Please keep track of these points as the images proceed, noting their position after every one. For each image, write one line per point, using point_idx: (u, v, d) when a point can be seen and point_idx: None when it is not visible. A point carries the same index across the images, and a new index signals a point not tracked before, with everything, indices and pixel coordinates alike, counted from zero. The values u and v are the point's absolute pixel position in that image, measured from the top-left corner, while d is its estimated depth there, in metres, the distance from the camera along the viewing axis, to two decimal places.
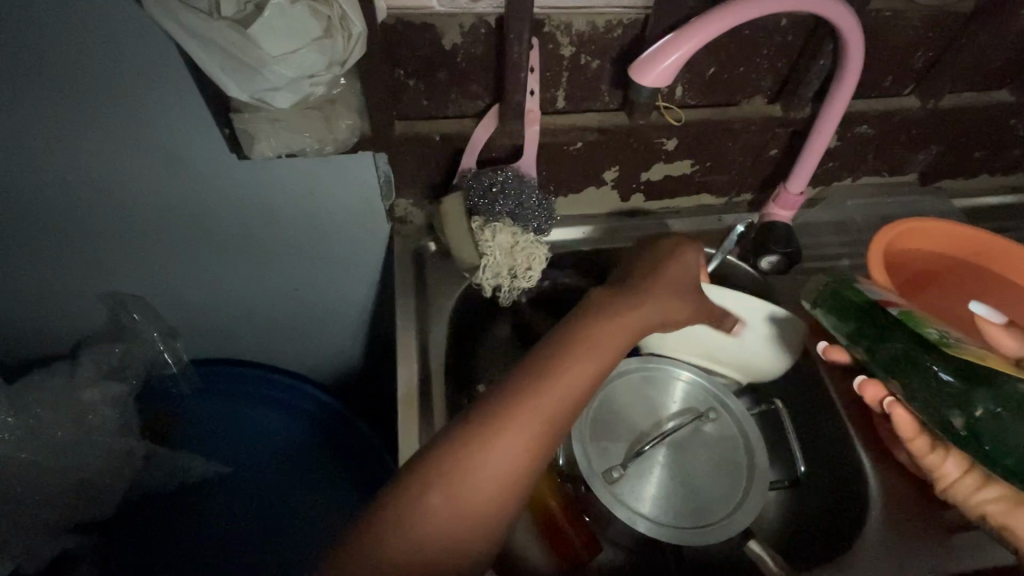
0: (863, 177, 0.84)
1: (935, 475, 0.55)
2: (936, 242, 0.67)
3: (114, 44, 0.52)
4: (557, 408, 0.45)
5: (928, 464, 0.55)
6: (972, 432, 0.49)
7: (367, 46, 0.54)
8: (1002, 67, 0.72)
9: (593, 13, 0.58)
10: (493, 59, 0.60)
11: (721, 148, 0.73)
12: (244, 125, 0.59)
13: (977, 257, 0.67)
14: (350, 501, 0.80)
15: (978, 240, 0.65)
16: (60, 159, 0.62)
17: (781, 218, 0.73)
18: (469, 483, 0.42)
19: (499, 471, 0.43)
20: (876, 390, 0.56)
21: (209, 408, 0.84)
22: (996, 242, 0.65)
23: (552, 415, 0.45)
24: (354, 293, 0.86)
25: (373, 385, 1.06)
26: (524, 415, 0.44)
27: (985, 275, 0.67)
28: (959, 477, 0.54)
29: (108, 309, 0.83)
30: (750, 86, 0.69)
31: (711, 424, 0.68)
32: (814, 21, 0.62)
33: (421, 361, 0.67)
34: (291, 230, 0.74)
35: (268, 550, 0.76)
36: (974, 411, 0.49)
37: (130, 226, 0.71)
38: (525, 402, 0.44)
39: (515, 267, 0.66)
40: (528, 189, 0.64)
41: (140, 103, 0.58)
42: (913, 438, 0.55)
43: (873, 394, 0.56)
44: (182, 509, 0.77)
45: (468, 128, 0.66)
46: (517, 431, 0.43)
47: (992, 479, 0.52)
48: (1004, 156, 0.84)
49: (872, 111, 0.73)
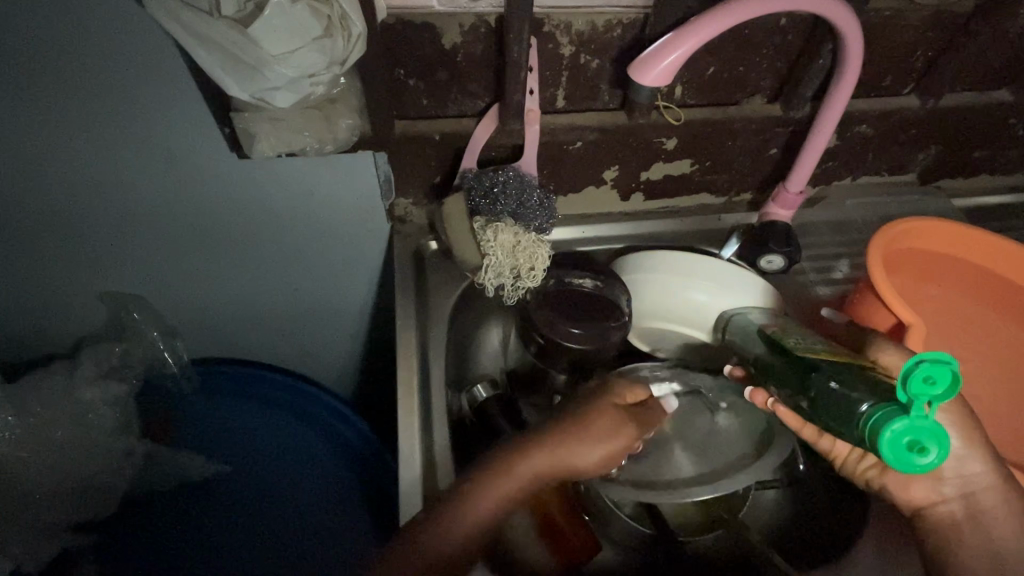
0: (863, 176, 0.84)
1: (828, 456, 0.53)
2: (941, 243, 0.67)
3: (115, 42, 0.52)
4: (489, 506, 0.50)
5: (821, 449, 0.53)
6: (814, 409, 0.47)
7: (366, 45, 0.54)
8: (1002, 66, 0.72)
9: (593, 13, 0.58)
10: (493, 58, 0.60)
11: (721, 148, 0.74)
12: (245, 124, 0.59)
13: (984, 259, 0.66)
14: (350, 500, 0.80)
15: (986, 241, 0.65)
16: (61, 159, 0.63)
17: (781, 218, 0.73)
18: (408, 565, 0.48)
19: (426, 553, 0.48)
20: (762, 395, 0.53)
21: (208, 408, 0.84)
22: (1005, 245, 0.64)
23: (485, 509, 0.50)
24: (354, 292, 0.86)
25: (374, 385, 1.06)
26: (462, 515, 0.49)
27: (994, 278, 0.67)
28: (848, 453, 0.52)
29: (108, 308, 0.83)
30: (749, 86, 0.69)
31: (722, 414, 0.66)
32: (813, 20, 0.62)
33: (422, 360, 0.67)
34: (291, 231, 0.74)
35: (267, 549, 0.76)
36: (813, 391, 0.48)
37: (131, 225, 0.71)
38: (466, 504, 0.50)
39: (518, 267, 0.64)
40: (529, 189, 0.65)
41: (140, 103, 0.58)
42: (802, 430, 0.52)
43: (761, 398, 0.53)
44: (180, 508, 0.77)
45: (467, 128, 0.66)
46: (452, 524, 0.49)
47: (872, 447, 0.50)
48: (1002, 156, 0.84)
49: (872, 111, 0.73)
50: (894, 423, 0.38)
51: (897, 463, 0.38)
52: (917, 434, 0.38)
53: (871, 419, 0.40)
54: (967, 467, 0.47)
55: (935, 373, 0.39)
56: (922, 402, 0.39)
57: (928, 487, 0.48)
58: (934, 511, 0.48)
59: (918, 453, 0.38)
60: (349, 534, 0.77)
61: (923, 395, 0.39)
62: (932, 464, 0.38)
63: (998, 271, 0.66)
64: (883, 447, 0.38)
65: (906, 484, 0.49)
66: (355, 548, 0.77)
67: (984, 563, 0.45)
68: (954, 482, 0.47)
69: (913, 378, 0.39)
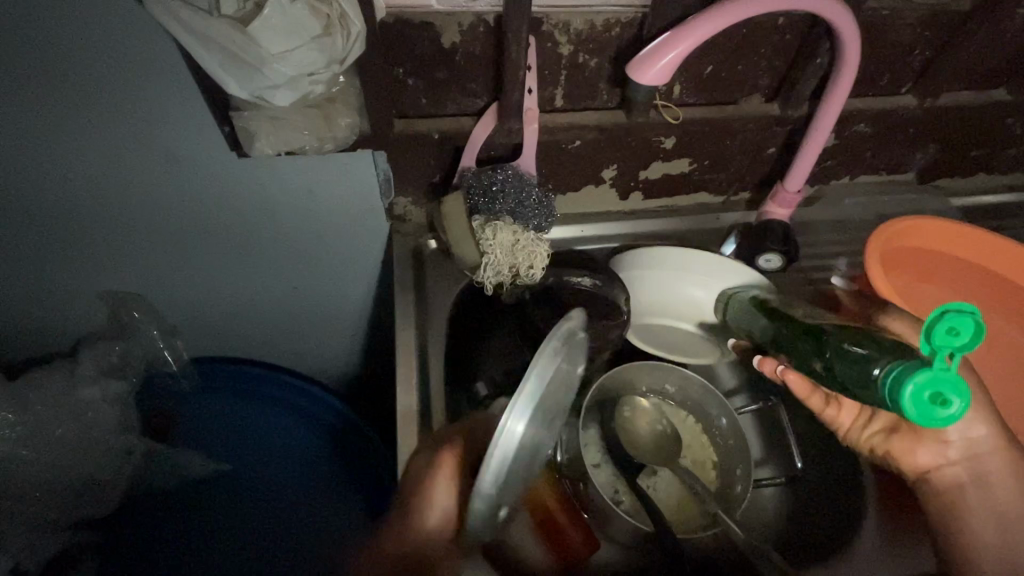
0: (862, 176, 0.84)
1: (832, 426, 0.57)
2: (935, 241, 0.67)
3: (115, 41, 0.53)
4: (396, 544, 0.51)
5: (826, 417, 0.57)
6: (829, 372, 0.50)
7: (366, 44, 0.54)
8: (999, 66, 0.72)
9: (591, 12, 0.59)
10: (492, 58, 0.61)
11: (719, 147, 0.74)
12: (244, 123, 0.60)
13: (976, 256, 0.67)
14: (349, 499, 0.80)
15: (977, 237, 0.66)
16: (62, 158, 0.63)
17: (779, 217, 0.74)
18: None
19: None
20: (773, 363, 0.56)
21: (207, 407, 0.84)
22: (995, 240, 0.66)
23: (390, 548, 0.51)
24: (354, 292, 0.86)
25: (374, 385, 1.06)
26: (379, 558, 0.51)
27: (987, 275, 0.67)
28: (851, 423, 0.56)
29: (107, 307, 0.83)
30: (747, 85, 0.69)
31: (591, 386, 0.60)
32: (811, 20, 0.62)
33: (421, 359, 0.67)
34: (290, 230, 0.75)
35: (266, 547, 0.76)
36: (826, 357, 0.51)
37: (130, 224, 0.71)
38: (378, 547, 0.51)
39: (516, 266, 0.64)
40: (528, 188, 0.65)
41: (140, 102, 0.58)
42: (810, 398, 0.55)
43: (770, 367, 0.56)
44: (180, 507, 0.77)
45: (467, 127, 0.66)
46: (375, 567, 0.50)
47: (873, 417, 0.55)
48: (1001, 155, 0.84)
49: (870, 110, 0.73)
50: (918, 375, 0.38)
51: (924, 414, 0.38)
52: (941, 384, 0.38)
53: (895, 375, 0.40)
54: (976, 432, 0.50)
55: (958, 324, 0.40)
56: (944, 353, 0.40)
57: (933, 451, 0.51)
58: (939, 474, 0.51)
59: (942, 401, 0.38)
60: (348, 533, 0.78)
61: (946, 345, 0.40)
62: (955, 416, 0.38)
63: (989, 268, 0.67)
64: (907, 403, 0.38)
65: (912, 450, 0.52)
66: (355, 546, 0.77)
67: (988, 547, 0.47)
68: (959, 445, 0.50)
69: (936, 331, 0.40)
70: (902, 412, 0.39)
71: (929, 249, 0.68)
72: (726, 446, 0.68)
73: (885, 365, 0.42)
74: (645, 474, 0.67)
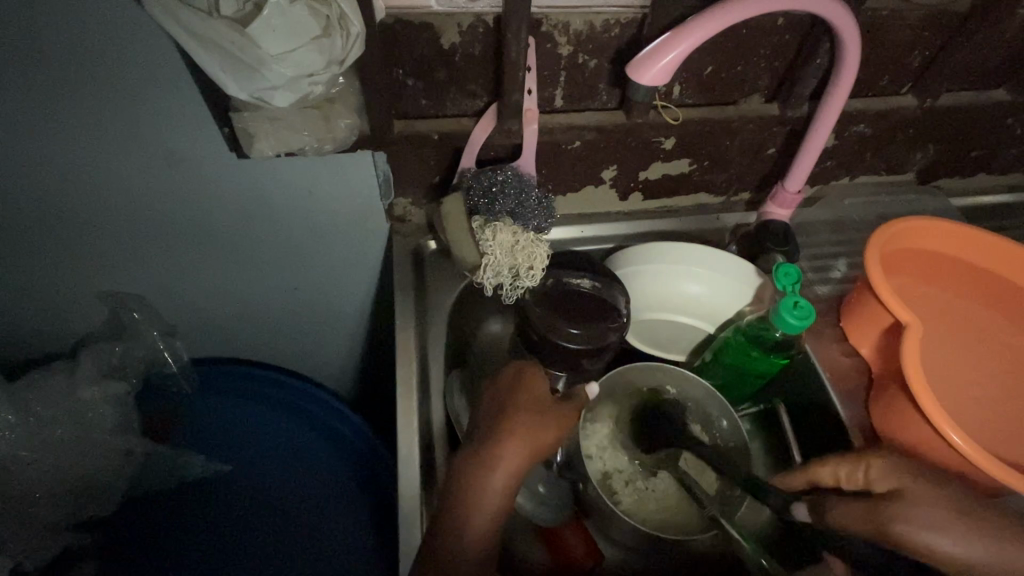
0: (861, 176, 0.84)
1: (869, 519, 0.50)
2: (912, 241, 0.67)
3: (117, 44, 0.53)
4: (486, 505, 0.52)
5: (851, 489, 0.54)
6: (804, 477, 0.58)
7: (365, 46, 0.54)
8: (1000, 65, 0.72)
9: (591, 13, 0.59)
10: (492, 58, 0.61)
11: (719, 148, 0.74)
12: (244, 124, 0.59)
13: (947, 245, 0.67)
14: (350, 497, 0.80)
15: (946, 229, 0.66)
16: (63, 162, 0.63)
17: (779, 218, 0.73)
18: (466, 514, 0.51)
19: (484, 508, 0.52)
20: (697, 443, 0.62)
21: (211, 407, 0.84)
22: (959, 229, 0.66)
23: (488, 510, 0.52)
24: (354, 293, 0.86)
25: (373, 386, 1.06)
26: (474, 515, 0.51)
27: (952, 261, 0.68)
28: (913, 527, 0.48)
29: (108, 308, 0.83)
30: (747, 86, 0.69)
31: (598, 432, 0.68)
32: (811, 20, 0.62)
33: (421, 360, 0.68)
34: (286, 229, 0.74)
35: (267, 548, 0.76)
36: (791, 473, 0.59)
37: (131, 226, 0.72)
38: (475, 502, 0.51)
39: (517, 266, 0.64)
40: (528, 189, 0.65)
41: (141, 105, 0.58)
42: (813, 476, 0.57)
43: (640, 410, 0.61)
44: (183, 506, 0.78)
45: (466, 128, 0.66)
46: (478, 509, 0.51)
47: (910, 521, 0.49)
48: (1001, 155, 0.84)
49: (870, 110, 0.73)
50: (790, 317, 0.58)
51: (797, 322, 0.58)
52: (790, 306, 0.58)
53: (786, 322, 0.58)
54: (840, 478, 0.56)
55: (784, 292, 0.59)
56: (790, 301, 0.58)
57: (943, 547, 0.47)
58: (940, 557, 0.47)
59: (799, 319, 0.58)
60: (347, 531, 0.78)
61: (790, 300, 0.58)
62: (802, 302, 0.58)
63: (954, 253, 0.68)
64: (799, 325, 0.58)
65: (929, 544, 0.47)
66: (357, 542, 0.77)
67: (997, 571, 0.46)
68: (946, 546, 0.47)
69: (783, 305, 0.58)
70: (799, 325, 0.58)
71: (908, 247, 0.67)
72: (727, 448, 0.68)
73: (779, 329, 0.60)
74: (644, 476, 0.67)
